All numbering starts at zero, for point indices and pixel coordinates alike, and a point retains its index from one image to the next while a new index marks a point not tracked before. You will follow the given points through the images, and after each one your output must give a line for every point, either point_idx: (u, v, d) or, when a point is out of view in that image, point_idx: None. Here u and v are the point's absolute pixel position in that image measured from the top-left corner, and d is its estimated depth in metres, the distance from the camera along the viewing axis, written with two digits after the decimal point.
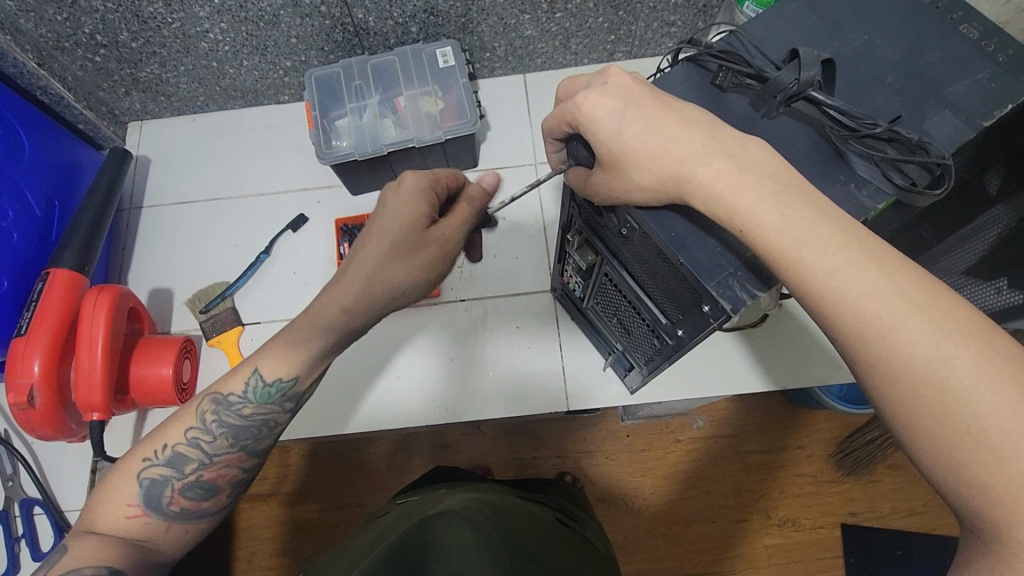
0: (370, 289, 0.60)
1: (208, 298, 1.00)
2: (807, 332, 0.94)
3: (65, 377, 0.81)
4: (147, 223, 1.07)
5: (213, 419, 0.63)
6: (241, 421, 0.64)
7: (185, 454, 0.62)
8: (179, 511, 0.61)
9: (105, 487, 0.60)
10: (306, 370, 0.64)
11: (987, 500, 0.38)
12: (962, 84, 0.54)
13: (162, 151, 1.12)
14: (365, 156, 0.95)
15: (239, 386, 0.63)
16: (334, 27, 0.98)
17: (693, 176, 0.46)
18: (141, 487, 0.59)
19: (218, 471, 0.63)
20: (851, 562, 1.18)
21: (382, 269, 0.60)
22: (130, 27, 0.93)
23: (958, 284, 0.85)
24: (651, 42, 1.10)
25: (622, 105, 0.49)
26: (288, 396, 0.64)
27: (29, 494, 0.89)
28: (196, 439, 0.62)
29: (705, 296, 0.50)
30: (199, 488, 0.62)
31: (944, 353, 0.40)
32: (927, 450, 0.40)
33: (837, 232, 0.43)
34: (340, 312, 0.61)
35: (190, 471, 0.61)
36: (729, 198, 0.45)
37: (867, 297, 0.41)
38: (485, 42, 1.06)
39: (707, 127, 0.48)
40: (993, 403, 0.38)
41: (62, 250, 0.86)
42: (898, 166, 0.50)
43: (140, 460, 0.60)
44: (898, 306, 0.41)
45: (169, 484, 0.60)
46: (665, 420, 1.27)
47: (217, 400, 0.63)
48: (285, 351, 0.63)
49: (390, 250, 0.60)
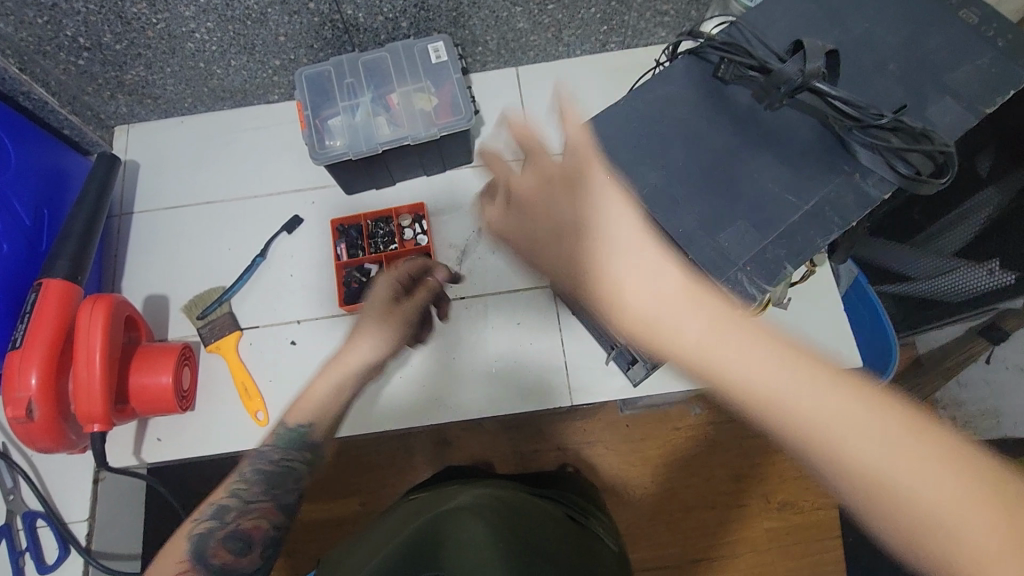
0: (337, 368, 0.76)
1: (204, 304, 0.99)
2: (812, 319, 0.94)
3: (64, 389, 0.80)
4: (138, 228, 1.06)
5: (250, 469, 0.74)
6: (272, 468, 0.74)
7: (226, 505, 0.72)
8: (217, 563, 0.69)
9: (162, 553, 0.70)
10: (318, 415, 0.76)
11: (915, 550, 0.43)
12: (963, 70, 0.54)
13: (151, 154, 1.10)
14: (359, 155, 0.94)
15: (270, 438, 0.76)
16: (324, 24, 0.96)
17: (623, 280, 0.49)
18: (189, 541, 0.69)
19: (253, 522, 0.72)
20: (849, 542, 1.20)
21: (348, 347, 0.76)
22: (114, 29, 0.91)
23: (953, 265, 0.98)
24: (644, 32, 1.10)
25: (527, 202, 0.54)
26: (306, 443, 0.76)
27: (30, 507, 0.88)
28: (236, 491, 0.73)
29: (714, 291, 0.50)
30: (236, 540, 0.71)
31: (857, 439, 0.44)
32: (864, 505, 0.45)
33: (715, 305, 0.47)
34: (336, 375, 0.76)
35: (231, 519, 0.71)
36: (627, 288, 0.49)
37: (756, 376, 0.45)
38: (477, 36, 1.04)
39: (601, 203, 0.51)
40: (903, 476, 0.43)
41: (53, 260, 0.85)
42: (901, 155, 0.50)
43: (191, 519, 0.71)
44: (813, 396, 0.45)
45: (211, 535, 0.70)
46: (664, 408, 1.27)
47: (256, 454, 0.75)
48: (306, 400, 0.77)
49: (360, 330, 0.77)
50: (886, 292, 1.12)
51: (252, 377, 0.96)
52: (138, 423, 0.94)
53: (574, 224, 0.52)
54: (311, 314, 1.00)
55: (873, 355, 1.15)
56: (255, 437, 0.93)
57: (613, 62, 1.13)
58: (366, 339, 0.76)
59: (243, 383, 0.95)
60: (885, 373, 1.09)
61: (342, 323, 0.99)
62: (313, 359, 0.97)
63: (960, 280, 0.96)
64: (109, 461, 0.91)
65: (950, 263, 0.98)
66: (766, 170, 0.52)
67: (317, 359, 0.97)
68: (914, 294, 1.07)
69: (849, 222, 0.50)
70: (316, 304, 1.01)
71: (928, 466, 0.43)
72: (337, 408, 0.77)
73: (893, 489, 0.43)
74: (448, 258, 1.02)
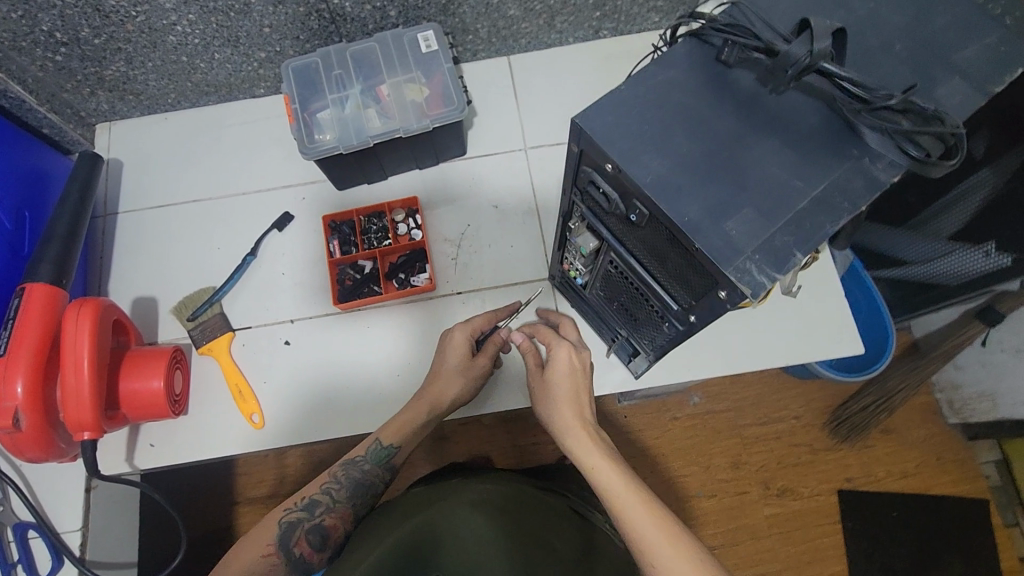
0: (427, 401, 0.83)
1: (194, 304, 0.97)
2: (816, 306, 0.93)
3: (51, 397, 0.77)
4: (124, 229, 1.03)
5: (343, 474, 0.79)
6: (362, 475, 0.79)
7: (317, 500, 0.77)
8: (297, 552, 0.73)
9: (246, 538, 0.74)
10: (407, 439, 0.82)
11: None
12: (971, 49, 0.53)
13: (135, 152, 1.07)
14: (350, 150, 0.91)
15: (362, 449, 0.80)
16: (310, 14, 0.94)
17: (599, 477, 0.69)
18: (279, 528, 0.74)
19: (334, 521, 0.77)
20: (850, 526, 1.20)
21: (443, 386, 0.83)
22: (92, 22, 0.87)
23: (949, 248, 0.98)
24: (637, 18, 1.08)
25: (549, 333, 0.80)
26: (389, 464, 0.81)
27: (21, 518, 0.86)
28: (329, 489, 0.78)
29: (722, 281, 0.48)
30: (317, 535, 0.75)
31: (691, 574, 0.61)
32: None
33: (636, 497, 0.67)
34: (425, 408, 0.83)
35: (319, 513, 0.76)
36: (592, 457, 0.71)
37: (648, 526, 0.64)
38: (468, 24, 1.02)
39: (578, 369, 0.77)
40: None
41: (36, 264, 0.82)
42: (911, 138, 0.48)
43: (283, 509, 0.76)
44: (651, 516, 0.65)
45: (300, 525, 0.75)
46: (662, 398, 1.26)
47: (349, 462, 0.80)
48: (398, 421, 0.82)
49: (447, 373, 0.84)
50: (884, 277, 1.13)
51: (245, 379, 0.94)
52: (129, 429, 0.92)
53: (563, 375, 0.77)
54: (305, 313, 0.98)
55: (872, 340, 1.15)
56: (251, 440, 0.92)
57: (606, 49, 1.11)
58: (456, 378, 0.84)
59: (237, 386, 0.93)
60: (883, 358, 1.10)
61: (337, 321, 0.97)
62: (307, 357, 0.96)
63: (959, 262, 0.97)
64: (102, 469, 0.89)
65: (945, 247, 0.99)
66: (773, 155, 0.50)
67: (312, 359, 0.95)
68: (913, 278, 1.07)
69: (858, 208, 0.48)
70: (309, 303, 0.98)
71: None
72: (422, 433, 0.84)
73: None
74: (443, 253, 1.01)
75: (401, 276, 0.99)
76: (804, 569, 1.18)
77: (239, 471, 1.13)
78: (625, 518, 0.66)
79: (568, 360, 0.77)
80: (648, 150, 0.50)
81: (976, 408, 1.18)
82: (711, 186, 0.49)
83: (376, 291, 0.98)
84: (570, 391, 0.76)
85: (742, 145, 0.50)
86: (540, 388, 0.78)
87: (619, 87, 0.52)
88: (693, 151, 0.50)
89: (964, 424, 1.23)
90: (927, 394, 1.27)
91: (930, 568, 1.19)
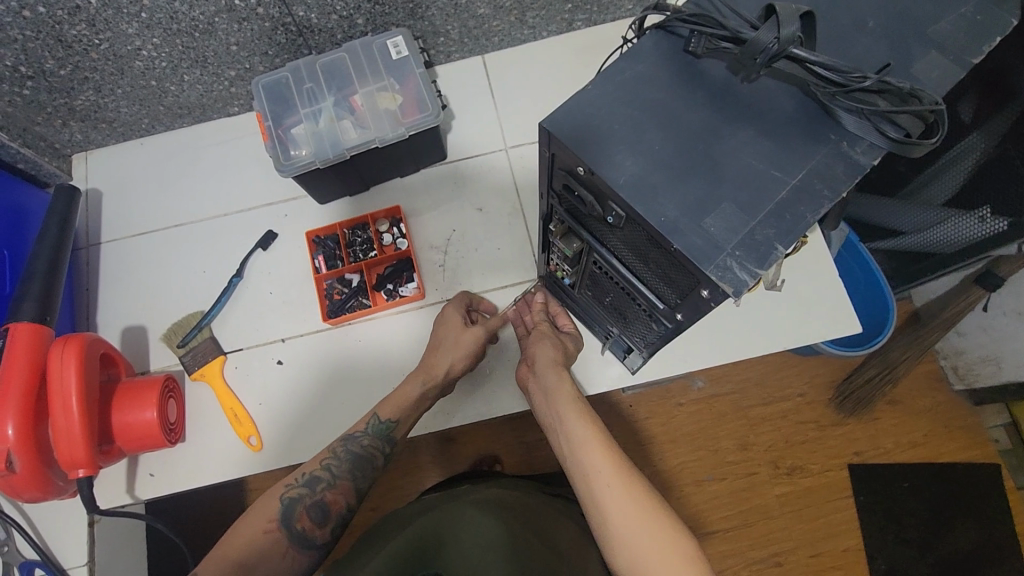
0: (424, 376, 0.85)
1: (183, 331, 0.96)
2: (810, 288, 0.92)
3: (44, 436, 0.76)
4: (108, 259, 1.02)
5: (343, 448, 0.80)
6: (361, 449, 0.80)
7: (318, 476, 0.76)
8: (300, 528, 0.72)
9: (249, 515, 0.73)
10: (405, 414, 0.83)
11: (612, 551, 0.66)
12: (947, 22, 0.51)
13: (113, 181, 1.06)
14: (328, 163, 0.90)
15: (362, 424, 0.81)
16: (276, 28, 0.92)
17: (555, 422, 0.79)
18: (281, 503, 0.73)
19: (335, 496, 0.76)
20: (861, 500, 1.19)
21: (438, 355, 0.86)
22: (56, 54, 0.86)
23: (943, 215, 0.96)
24: (610, 7, 1.06)
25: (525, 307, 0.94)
26: (388, 438, 0.82)
27: (28, 556, 0.86)
28: (328, 465, 0.78)
29: (704, 280, 0.47)
30: (319, 511, 0.74)
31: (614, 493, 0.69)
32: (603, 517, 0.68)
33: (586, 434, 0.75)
34: (420, 381, 0.84)
35: (320, 489, 0.76)
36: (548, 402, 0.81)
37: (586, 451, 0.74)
38: (438, 27, 1.00)
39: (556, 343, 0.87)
40: (641, 535, 0.65)
41: (19, 302, 0.81)
42: (890, 118, 0.47)
43: (283, 485, 0.75)
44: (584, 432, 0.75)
45: (302, 501, 0.74)
46: (665, 384, 1.26)
47: (347, 435, 0.81)
48: (394, 397, 0.84)
49: (444, 346, 0.86)
50: (879, 248, 1.10)
51: (240, 403, 0.93)
52: (128, 461, 0.91)
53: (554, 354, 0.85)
54: (295, 332, 0.97)
55: (871, 314, 1.14)
56: (250, 464, 0.91)
57: (580, 42, 1.10)
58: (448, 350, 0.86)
59: (233, 410, 0.92)
60: (883, 331, 1.08)
61: (329, 337, 0.96)
62: (299, 374, 0.95)
63: (953, 233, 0.95)
64: (103, 504, 0.88)
65: (937, 215, 0.97)
66: (748, 147, 0.49)
67: (304, 378, 0.95)
68: (905, 248, 1.05)
69: (840, 194, 0.47)
70: (300, 322, 0.98)
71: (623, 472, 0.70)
72: (417, 413, 0.84)
73: (641, 571, 0.63)
74: (430, 260, 1.00)
75: (388, 286, 0.97)
76: (817, 546, 1.17)
77: (248, 488, 1.12)
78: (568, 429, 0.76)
79: (572, 344, 0.89)
80: (621, 151, 0.49)
81: (979, 373, 1.17)
82: (688, 183, 0.48)
83: (366, 303, 0.97)
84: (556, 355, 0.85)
85: (716, 137, 0.49)
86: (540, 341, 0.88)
87: (587, 86, 0.51)
88: (667, 149, 0.49)
89: (969, 389, 1.22)
90: (930, 362, 1.26)
91: (944, 536, 1.18)
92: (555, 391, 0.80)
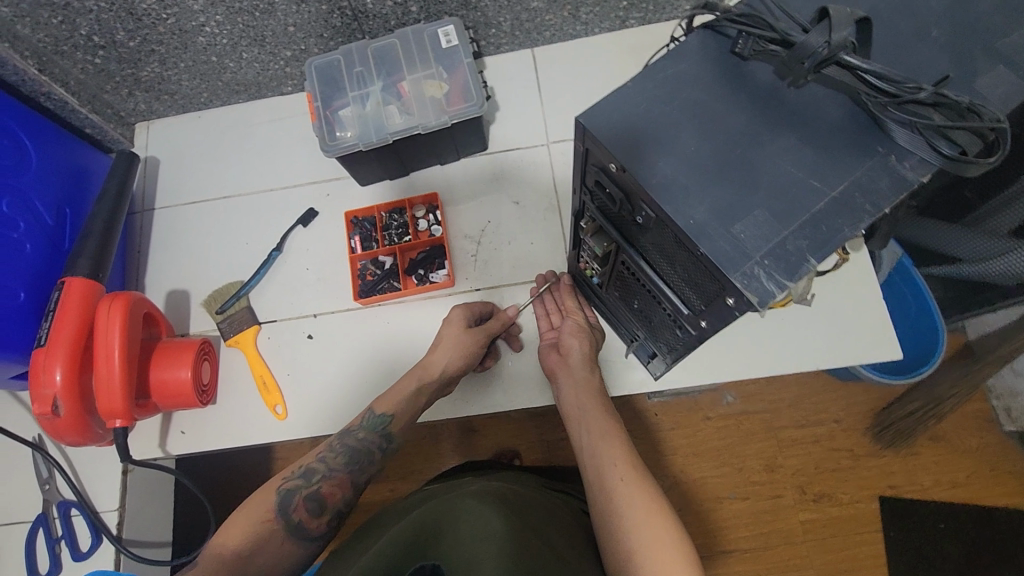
0: (421, 372, 0.86)
1: (222, 299, 1.00)
2: (851, 309, 0.89)
3: (87, 385, 0.81)
4: (160, 224, 1.07)
5: (340, 443, 0.81)
6: (356, 443, 0.81)
7: (313, 469, 0.78)
8: (298, 519, 0.74)
9: (246, 506, 0.75)
10: (400, 410, 0.83)
11: (607, 523, 0.69)
12: (1019, 35, 0.48)
13: (171, 150, 1.11)
14: (370, 146, 0.91)
15: (358, 419, 0.83)
16: (332, 11, 0.94)
17: (570, 408, 0.84)
18: (278, 494, 0.75)
19: (332, 488, 0.77)
20: (891, 536, 1.14)
21: (435, 355, 0.86)
22: (126, 26, 0.90)
23: (1006, 247, 0.90)
24: (665, 6, 1.05)
25: (556, 292, 0.95)
26: (383, 432, 0.82)
27: (65, 496, 0.92)
28: (323, 458, 0.79)
29: (730, 287, 0.46)
30: (317, 502, 0.76)
31: (619, 473, 0.73)
32: (604, 489, 0.72)
33: (602, 419, 0.80)
34: (416, 379, 0.85)
35: (316, 480, 0.77)
36: (566, 386, 0.85)
37: (600, 435, 0.78)
38: (490, 18, 1.01)
39: (590, 333, 0.89)
40: (634, 513, 0.68)
41: (75, 258, 0.86)
42: (945, 133, 0.45)
43: (279, 478, 0.77)
44: (601, 419, 0.80)
45: (299, 492, 0.75)
46: (693, 397, 1.23)
47: (344, 431, 0.82)
48: (390, 393, 0.85)
49: (442, 345, 0.87)
50: (935, 275, 1.06)
51: (270, 371, 0.96)
52: (162, 416, 0.96)
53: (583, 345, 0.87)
54: (327, 308, 1.00)
55: (917, 345, 1.09)
56: (274, 431, 0.94)
57: (632, 39, 1.08)
58: (443, 352, 0.86)
59: (262, 376, 0.95)
60: (927, 366, 1.03)
61: (357, 315, 0.99)
62: (327, 348, 0.97)
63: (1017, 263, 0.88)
64: (134, 454, 0.93)
65: (1001, 245, 0.91)
66: (789, 155, 0.47)
67: (332, 354, 0.97)
68: (963, 277, 1.00)
69: (882, 210, 0.45)
70: (331, 300, 1.00)
71: (629, 457, 0.75)
72: (412, 412, 0.84)
73: (633, 544, 0.66)
74: (463, 249, 1.00)
75: (419, 272, 0.99)
76: None
77: (276, 456, 1.16)
78: (586, 415, 0.81)
79: (599, 334, 0.90)
80: (655, 151, 0.48)
81: None
82: (722, 187, 0.46)
83: (396, 286, 0.98)
84: (587, 347, 0.87)
85: (756, 143, 0.48)
86: (577, 326, 0.89)
87: (627, 82, 0.50)
88: (704, 151, 0.48)
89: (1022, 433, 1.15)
90: (981, 401, 1.19)
91: None
92: (578, 376, 0.85)
